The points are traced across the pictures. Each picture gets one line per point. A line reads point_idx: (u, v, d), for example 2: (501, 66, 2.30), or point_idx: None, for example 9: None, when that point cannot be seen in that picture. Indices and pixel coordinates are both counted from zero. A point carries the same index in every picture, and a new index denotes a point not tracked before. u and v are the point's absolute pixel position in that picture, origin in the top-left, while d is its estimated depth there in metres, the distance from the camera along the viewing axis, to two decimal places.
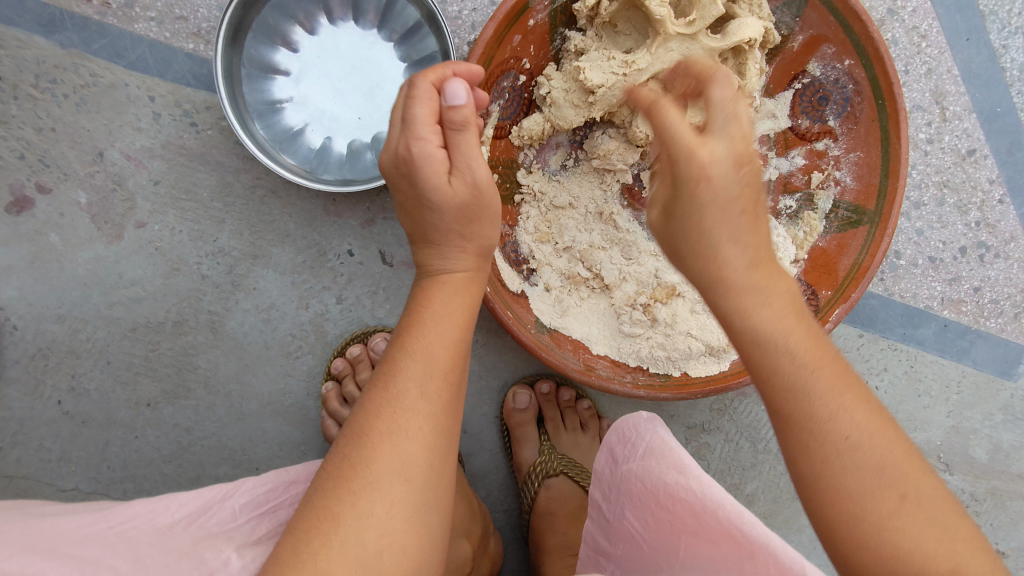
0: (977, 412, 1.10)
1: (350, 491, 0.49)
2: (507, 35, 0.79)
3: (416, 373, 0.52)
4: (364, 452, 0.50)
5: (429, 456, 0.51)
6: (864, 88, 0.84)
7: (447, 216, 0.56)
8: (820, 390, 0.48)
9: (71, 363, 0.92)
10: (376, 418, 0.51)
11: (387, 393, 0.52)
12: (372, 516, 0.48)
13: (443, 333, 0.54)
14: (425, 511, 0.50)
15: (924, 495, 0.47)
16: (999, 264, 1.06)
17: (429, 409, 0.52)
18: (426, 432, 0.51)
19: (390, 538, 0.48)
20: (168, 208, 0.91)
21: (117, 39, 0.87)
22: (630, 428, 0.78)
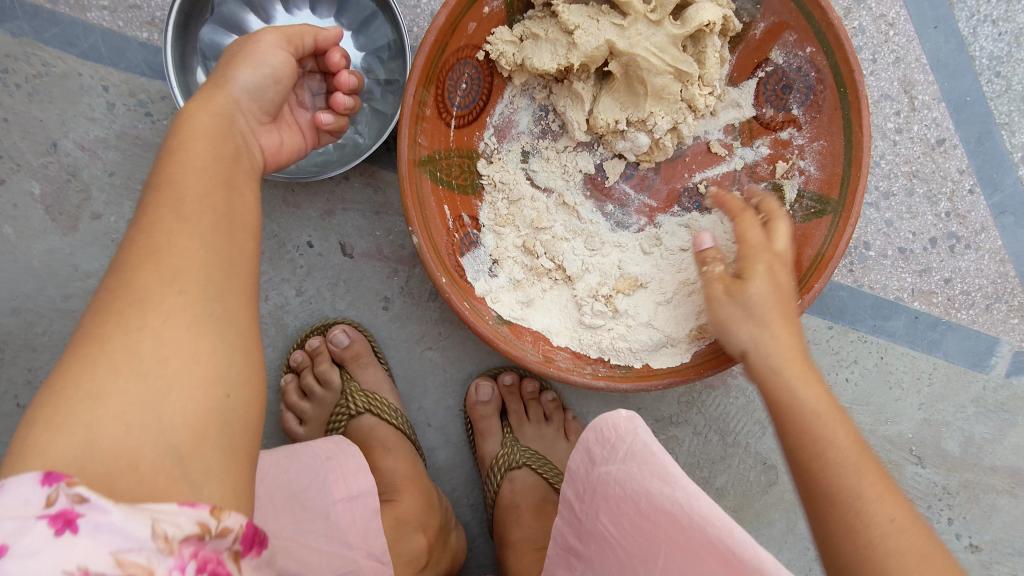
0: (949, 405, 1.09)
1: (116, 313, 0.44)
2: (461, 21, 0.77)
3: (177, 205, 0.49)
4: (126, 276, 0.45)
5: (199, 264, 0.47)
6: (826, 76, 0.83)
7: (231, 68, 0.60)
8: (857, 484, 0.56)
9: (27, 356, 0.91)
10: (137, 241, 0.47)
11: (150, 219, 0.48)
12: (146, 330, 0.43)
13: (198, 162, 0.52)
14: (216, 326, 0.46)
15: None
16: (970, 256, 1.04)
17: (205, 222, 0.49)
18: (199, 251, 0.47)
19: (172, 347, 0.43)
20: (124, 199, 0.90)
21: (69, 28, 0.86)
22: (608, 428, 0.69)
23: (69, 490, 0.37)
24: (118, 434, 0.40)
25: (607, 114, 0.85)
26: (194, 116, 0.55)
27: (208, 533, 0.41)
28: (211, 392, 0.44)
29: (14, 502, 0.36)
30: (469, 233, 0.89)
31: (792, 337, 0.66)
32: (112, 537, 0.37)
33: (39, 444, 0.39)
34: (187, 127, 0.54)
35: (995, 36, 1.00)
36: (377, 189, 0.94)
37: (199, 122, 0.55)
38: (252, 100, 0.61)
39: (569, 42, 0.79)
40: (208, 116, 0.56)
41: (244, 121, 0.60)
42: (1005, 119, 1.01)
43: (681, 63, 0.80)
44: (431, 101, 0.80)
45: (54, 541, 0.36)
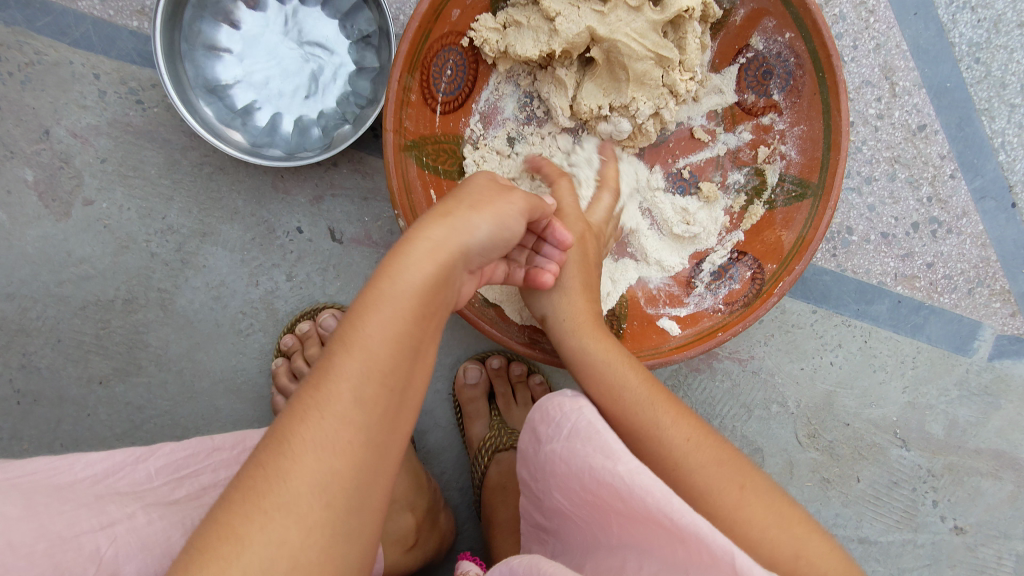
0: (933, 389, 1.11)
1: (263, 506, 0.41)
2: (445, 9, 0.79)
3: (341, 391, 0.45)
4: (284, 461, 0.43)
5: (358, 467, 0.44)
6: (805, 60, 0.84)
7: (472, 212, 0.57)
8: (663, 421, 0.68)
9: (22, 341, 0.93)
10: (304, 426, 0.44)
11: (318, 399, 0.45)
12: (284, 546, 0.40)
13: (400, 333, 0.48)
14: (345, 522, 0.43)
15: (758, 486, 0.63)
16: (952, 240, 1.06)
17: (372, 425, 0.45)
18: (349, 456, 0.44)
19: (302, 559, 0.41)
20: (116, 185, 0.92)
21: (61, 16, 0.88)
22: (554, 408, 0.71)
23: None
24: None
25: (590, 100, 0.86)
26: (412, 256, 0.51)
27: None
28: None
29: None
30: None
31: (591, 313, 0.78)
32: None
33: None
34: (390, 268, 0.50)
35: (974, 23, 1.02)
36: (366, 175, 0.95)
37: (411, 269, 0.51)
38: (479, 252, 0.57)
39: (550, 29, 0.80)
40: (427, 261, 0.51)
41: (459, 274, 0.56)
42: (985, 105, 1.03)
43: (662, 48, 0.81)
44: (416, 87, 0.81)
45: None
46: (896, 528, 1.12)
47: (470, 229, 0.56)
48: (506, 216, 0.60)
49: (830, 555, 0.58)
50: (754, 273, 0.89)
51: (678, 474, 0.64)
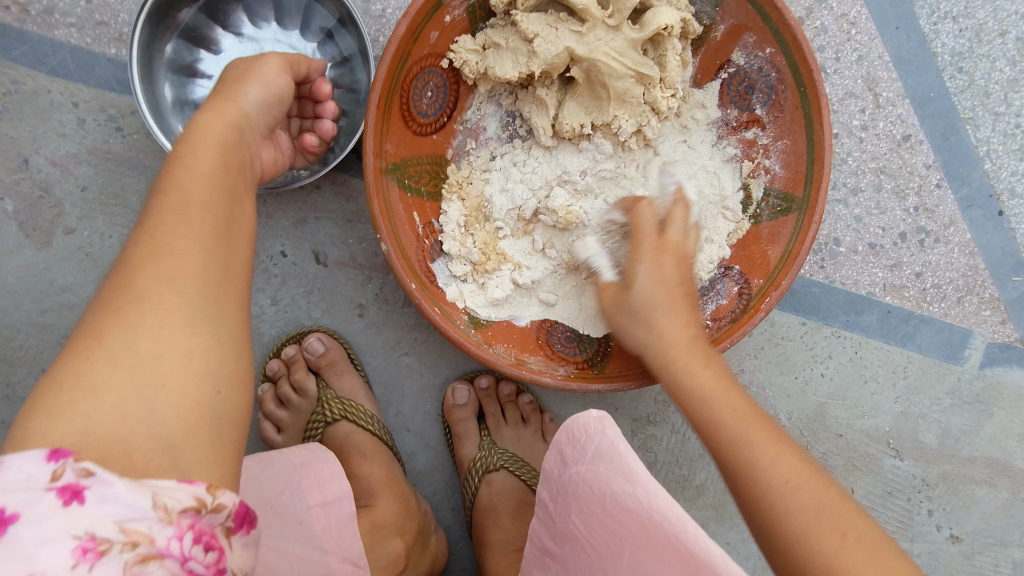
0: (925, 398, 1.10)
1: (119, 312, 0.45)
2: (423, 30, 0.79)
3: (169, 202, 0.50)
4: (126, 278, 0.46)
5: (200, 268, 0.49)
6: (786, 76, 0.84)
7: (241, 83, 0.62)
8: (760, 450, 0.57)
9: (5, 372, 0.92)
10: (141, 241, 0.48)
11: (135, 232, 0.49)
12: (148, 330, 0.45)
13: (206, 163, 0.53)
14: (210, 322, 0.48)
15: (864, 536, 0.53)
16: (940, 249, 1.06)
17: (190, 228, 0.49)
18: (195, 255, 0.49)
19: (168, 344, 0.45)
20: (97, 213, 0.91)
21: (38, 45, 0.87)
22: (580, 429, 0.71)
23: (75, 466, 0.39)
24: (114, 425, 0.42)
25: (572, 119, 0.86)
26: (209, 117, 0.57)
27: (205, 507, 0.43)
28: (201, 390, 0.46)
29: (17, 477, 0.38)
30: (439, 239, 0.90)
31: (682, 316, 0.67)
32: (116, 507, 0.39)
33: (39, 431, 0.40)
34: (197, 126, 0.56)
35: (956, 33, 1.02)
36: (349, 197, 0.95)
37: (207, 122, 0.56)
38: (258, 114, 0.63)
39: (529, 50, 0.80)
40: (224, 120, 0.58)
41: (251, 134, 0.61)
42: (969, 114, 1.03)
43: (642, 66, 0.81)
44: (397, 110, 0.81)
45: (61, 510, 0.38)
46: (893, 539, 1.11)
47: (255, 93, 0.62)
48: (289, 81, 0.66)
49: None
50: (741, 287, 0.90)
51: (775, 511, 0.55)
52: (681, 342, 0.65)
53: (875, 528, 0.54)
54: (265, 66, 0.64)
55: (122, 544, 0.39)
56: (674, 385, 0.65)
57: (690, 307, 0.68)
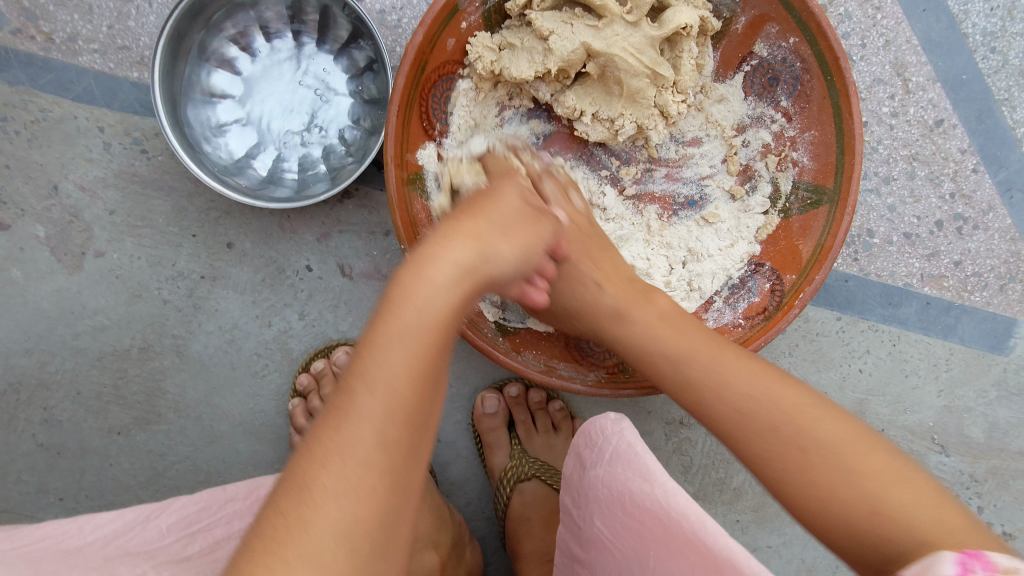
0: (970, 390, 1.06)
1: (313, 500, 0.46)
2: (440, 38, 0.78)
3: (381, 396, 0.48)
4: (321, 468, 0.47)
5: (393, 463, 0.48)
6: (812, 65, 0.81)
7: (479, 226, 0.58)
8: (812, 423, 0.55)
9: (42, 396, 0.94)
10: (352, 424, 0.48)
11: (343, 415, 0.48)
12: (339, 526, 0.45)
13: (442, 298, 0.52)
14: (388, 521, 0.48)
15: (830, 442, 0.54)
16: (979, 236, 1.02)
17: (394, 428, 0.48)
18: (392, 452, 0.48)
19: (353, 557, 0.45)
20: (126, 236, 0.92)
21: (63, 73, 0.89)
22: (597, 432, 0.71)
23: None
24: None
25: (575, 106, 0.83)
26: (468, 285, 0.54)
27: None
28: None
29: None
30: None
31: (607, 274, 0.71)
32: None
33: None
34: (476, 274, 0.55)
35: (987, 12, 0.99)
36: (372, 210, 0.95)
37: (435, 274, 0.53)
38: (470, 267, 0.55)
39: (545, 48, 0.79)
40: (451, 266, 0.54)
41: (492, 275, 0.57)
42: (1004, 95, 1.00)
43: (659, 66, 0.78)
44: (416, 121, 0.81)
45: None
46: None
47: (495, 241, 0.58)
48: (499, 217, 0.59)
49: (916, 503, 0.50)
50: (773, 284, 0.86)
51: (739, 436, 0.57)
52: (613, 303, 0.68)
53: (851, 424, 0.56)
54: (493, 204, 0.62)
55: None
56: (622, 333, 0.67)
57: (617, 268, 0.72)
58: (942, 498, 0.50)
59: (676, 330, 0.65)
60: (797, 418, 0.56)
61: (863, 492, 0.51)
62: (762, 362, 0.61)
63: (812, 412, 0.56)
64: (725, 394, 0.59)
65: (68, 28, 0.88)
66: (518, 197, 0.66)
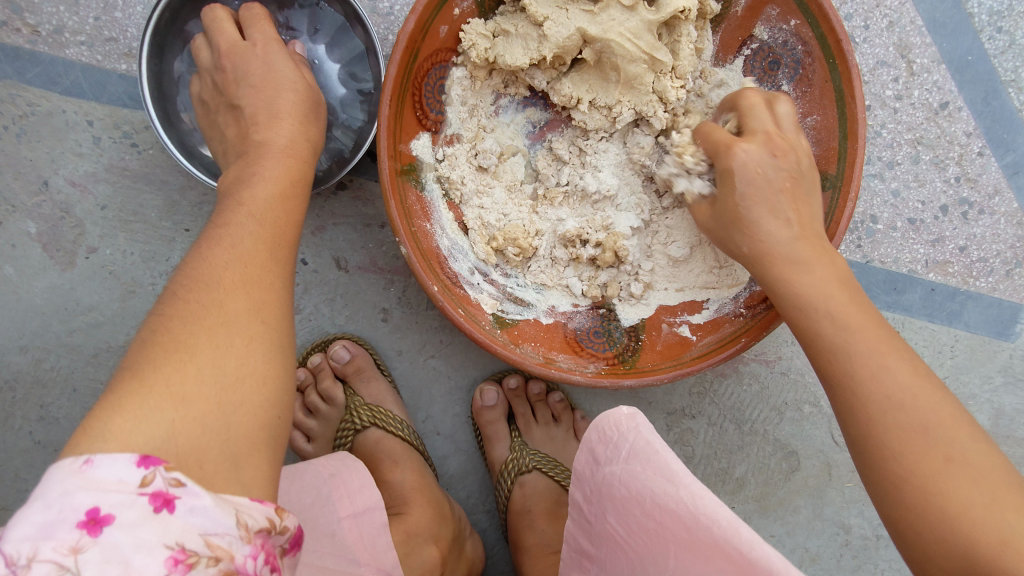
0: (975, 377, 1.05)
1: (203, 325, 0.46)
2: (432, 25, 0.76)
3: (259, 232, 0.54)
4: (207, 298, 0.48)
5: (276, 302, 0.52)
6: (814, 48, 0.79)
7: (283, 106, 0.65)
8: (915, 402, 0.53)
9: (38, 393, 0.93)
10: (222, 265, 0.50)
11: (208, 259, 0.51)
12: (231, 346, 0.46)
13: (284, 178, 0.59)
14: (280, 354, 0.50)
15: (970, 457, 0.50)
16: (985, 221, 1.00)
17: (264, 266, 0.52)
18: (273, 278, 0.53)
19: (249, 366, 0.47)
20: (118, 231, 0.91)
21: (50, 66, 0.88)
22: (611, 427, 0.68)
23: (165, 475, 0.39)
24: (190, 434, 0.42)
25: (572, 94, 0.81)
26: (278, 163, 0.60)
27: (276, 528, 0.43)
28: (268, 417, 0.47)
29: (108, 479, 0.37)
30: (438, 239, 0.85)
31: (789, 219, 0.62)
32: (203, 520, 0.39)
33: (116, 428, 0.39)
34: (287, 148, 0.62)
35: None
36: (367, 201, 0.94)
37: (278, 165, 0.60)
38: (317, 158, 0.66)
39: (540, 35, 0.77)
40: (285, 157, 0.61)
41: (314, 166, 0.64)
42: (1010, 76, 0.98)
43: (657, 50, 0.76)
44: (409, 111, 0.79)
45: (152, 518, 0.37)
46: None
47: (302, 121, 0.65)
48: (328, 113, 0.69)
49: None
50: None
51: (869, 424, 0.54)
52: (790, 247, 0.61)
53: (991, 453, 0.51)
54: (282, 75, 0.66)
55: (207, 560, 0.38)
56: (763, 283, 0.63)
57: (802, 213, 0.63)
58: None
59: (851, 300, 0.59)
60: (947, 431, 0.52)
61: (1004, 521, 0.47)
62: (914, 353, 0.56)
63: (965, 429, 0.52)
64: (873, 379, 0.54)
65: (54, 20, 0.87)
66: (301, 71, 0.69)
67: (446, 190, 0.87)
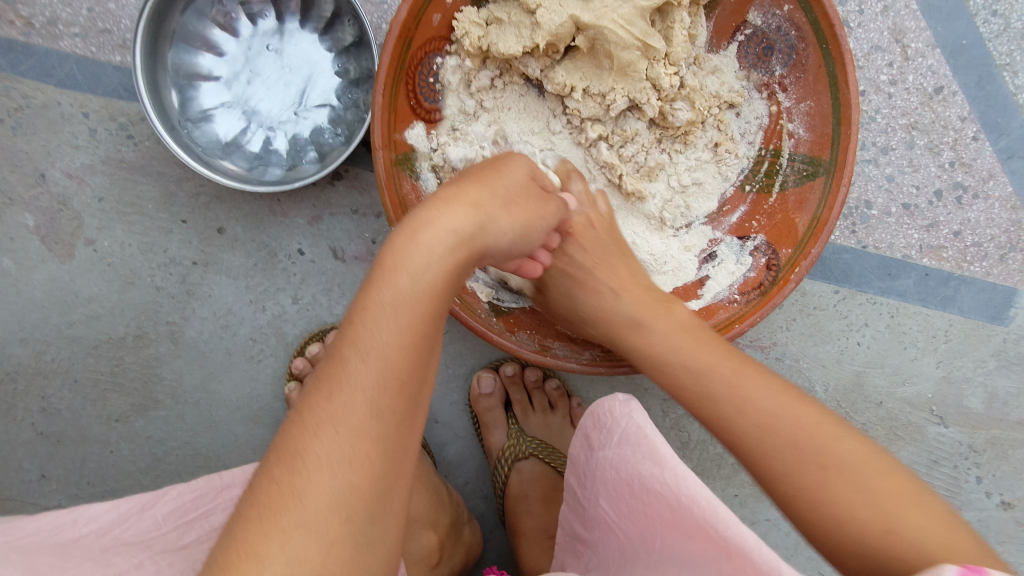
0: (969, 361, 1.05)
1: (309, 475, 0.44)
2: (425, 14, 0.77)
3: (375, 376, 0.47)
4: (325, 447, 0.45)
5: (388, 443, 0.47)
6: (807, 33, 0.79)
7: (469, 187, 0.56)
8: (756, 402, 0.61)
9: (40, 385, 0.94)
10: (339, 418, 0.46)
11: (342, 390, 0.46)
12: (339, 506, 0.44)
13: (430, 270, 0.50)
14: (378, 508, 0.46)
15: (841, 458, 0.55)
16: (979, 205, 1.01)
17: (397, 409, 0.47)
18: (387, 428, 0.47)
19: (347, 531, 0.44)
20: (115, 223, 0.92)
21: (44, 58, 0.88)
22: (605, 413, 0.69)
23: None
24: None
25: (565, 81, 0.81)
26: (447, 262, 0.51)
27: None
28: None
29: None
30: None
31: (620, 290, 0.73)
32: None
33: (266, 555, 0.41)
34: (455, 243, 0.51)
35: None
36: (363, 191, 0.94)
37: (421, 258, 0.50)
38: (497, 249, 0.56)
39: (532, 22, 0.77)
40: (440, 238, 0.51)
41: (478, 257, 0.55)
42: (1005, 60, 0.98)
43: (650, 37, 0.76)
44: (402, 101, 0.80)
45: None
46: None
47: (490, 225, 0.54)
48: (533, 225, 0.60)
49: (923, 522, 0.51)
50: (769, 259, 0.85)
51: (755, 446, 0.59)
52: (627, 314, 0.72)
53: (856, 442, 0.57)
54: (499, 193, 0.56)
55: None
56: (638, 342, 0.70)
57: (628, 277, 0.75)
58: (925, 498, 0.53)
59: (704, 346, 0.66)
60: (812, 436, 0.57)
61: (882, 507, 0.52)
62: (784, 383, 0.63)
63: (829, 431, 0.58)
64: (736, 402, 0.61)
65: (47, 12, 0.87)
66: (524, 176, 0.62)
67: (441, 178, 0.88)
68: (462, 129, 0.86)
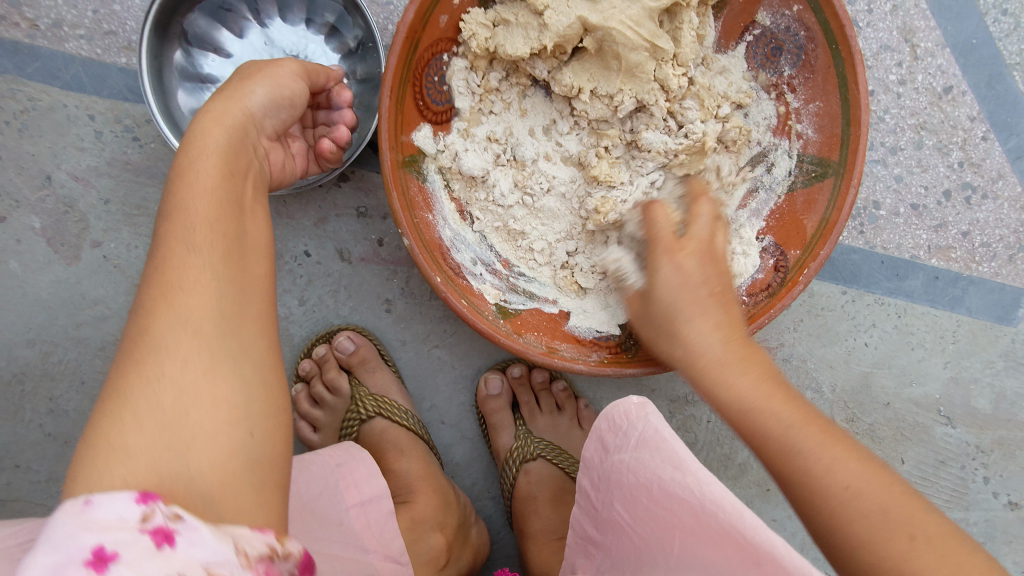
0: (977, 361, 1.05)
1: (156, 348, 0.43)
2: (431, 16, 0.76)
3: (206, 225, 0.49)
4: (164, 312, 0.45)
5: (226, 292, 0.47)
6: (817, 34, 0.79)
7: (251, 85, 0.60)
8: (813, 445, 0.52)
9: (47, 386, 0.94)
10: (179, 272, 0.46)
11: (161, 265, 0.47)
12: (189, 364, 0.44)
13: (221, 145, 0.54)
14: (240, 358, 0.46)
15: (934, 536, 0.46)
16: (988, 206, 1.00)
17: (215, 260, 0.48)
18: (223, 273, 0.48)
19: (209, 386, 0.44)
20: (122, 225, 0.92)
21: (49, 60, 0.88)
22: (620, 416, 0.69)
23: (164, 510, 0.38)
24: (156, 479, 0.40)
25: (572, 82, 0.80)
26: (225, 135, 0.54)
27: (280, 552, 0.42)
28: (243, 430, 0.44)
29: (108, 518, 0.36)
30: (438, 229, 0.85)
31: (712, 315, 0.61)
32: (204, 548, 0.37)
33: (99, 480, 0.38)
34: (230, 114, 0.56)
35: None
36: (369, 192, 0.94)
37: (219, 136, 0.54)
38: (265, 114, 0.61)
39: (540, 24, 0.76)
40: (248, 117, 0.58)
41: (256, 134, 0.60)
42: (1015, 59, 0.97)
43: (658, 38, 0.75)
44: (410, 101, 0.79)
45: (155, 553, 0.35)
46: (948, 508, 1.06)
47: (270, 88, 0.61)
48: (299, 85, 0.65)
49: None
50: (777, 261, 0.85)
51: (830, 507, 0.49)
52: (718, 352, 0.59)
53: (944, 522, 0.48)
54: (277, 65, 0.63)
55: None
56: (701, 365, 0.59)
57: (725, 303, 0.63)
58: None
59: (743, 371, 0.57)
60: (904, 510, 0.47)
61: None
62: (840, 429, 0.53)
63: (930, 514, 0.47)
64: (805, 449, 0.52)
65: (52, 13, 0.87)
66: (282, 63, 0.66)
67: (448, 180, 0.87)
68: (469, 131, 0.86)
